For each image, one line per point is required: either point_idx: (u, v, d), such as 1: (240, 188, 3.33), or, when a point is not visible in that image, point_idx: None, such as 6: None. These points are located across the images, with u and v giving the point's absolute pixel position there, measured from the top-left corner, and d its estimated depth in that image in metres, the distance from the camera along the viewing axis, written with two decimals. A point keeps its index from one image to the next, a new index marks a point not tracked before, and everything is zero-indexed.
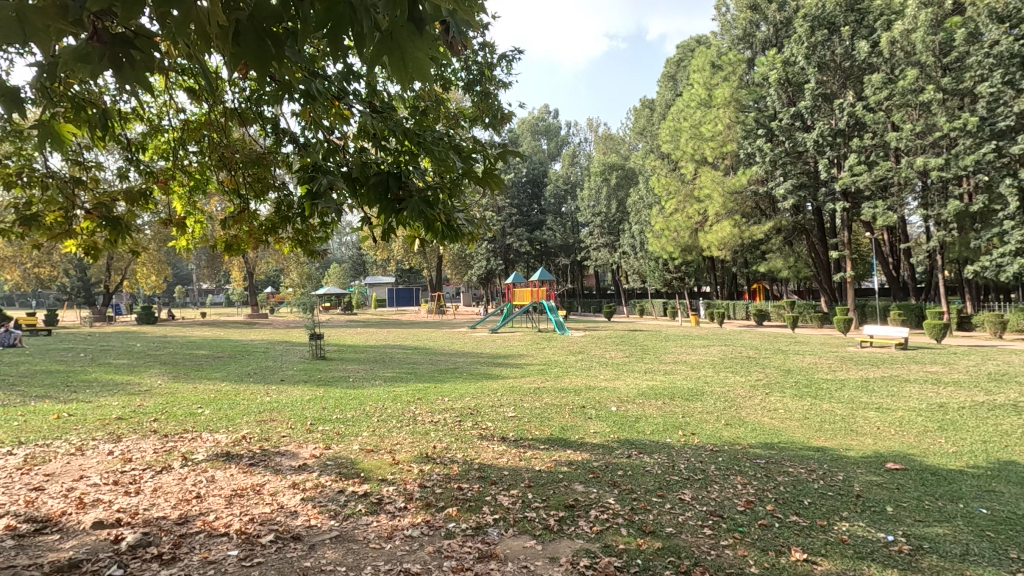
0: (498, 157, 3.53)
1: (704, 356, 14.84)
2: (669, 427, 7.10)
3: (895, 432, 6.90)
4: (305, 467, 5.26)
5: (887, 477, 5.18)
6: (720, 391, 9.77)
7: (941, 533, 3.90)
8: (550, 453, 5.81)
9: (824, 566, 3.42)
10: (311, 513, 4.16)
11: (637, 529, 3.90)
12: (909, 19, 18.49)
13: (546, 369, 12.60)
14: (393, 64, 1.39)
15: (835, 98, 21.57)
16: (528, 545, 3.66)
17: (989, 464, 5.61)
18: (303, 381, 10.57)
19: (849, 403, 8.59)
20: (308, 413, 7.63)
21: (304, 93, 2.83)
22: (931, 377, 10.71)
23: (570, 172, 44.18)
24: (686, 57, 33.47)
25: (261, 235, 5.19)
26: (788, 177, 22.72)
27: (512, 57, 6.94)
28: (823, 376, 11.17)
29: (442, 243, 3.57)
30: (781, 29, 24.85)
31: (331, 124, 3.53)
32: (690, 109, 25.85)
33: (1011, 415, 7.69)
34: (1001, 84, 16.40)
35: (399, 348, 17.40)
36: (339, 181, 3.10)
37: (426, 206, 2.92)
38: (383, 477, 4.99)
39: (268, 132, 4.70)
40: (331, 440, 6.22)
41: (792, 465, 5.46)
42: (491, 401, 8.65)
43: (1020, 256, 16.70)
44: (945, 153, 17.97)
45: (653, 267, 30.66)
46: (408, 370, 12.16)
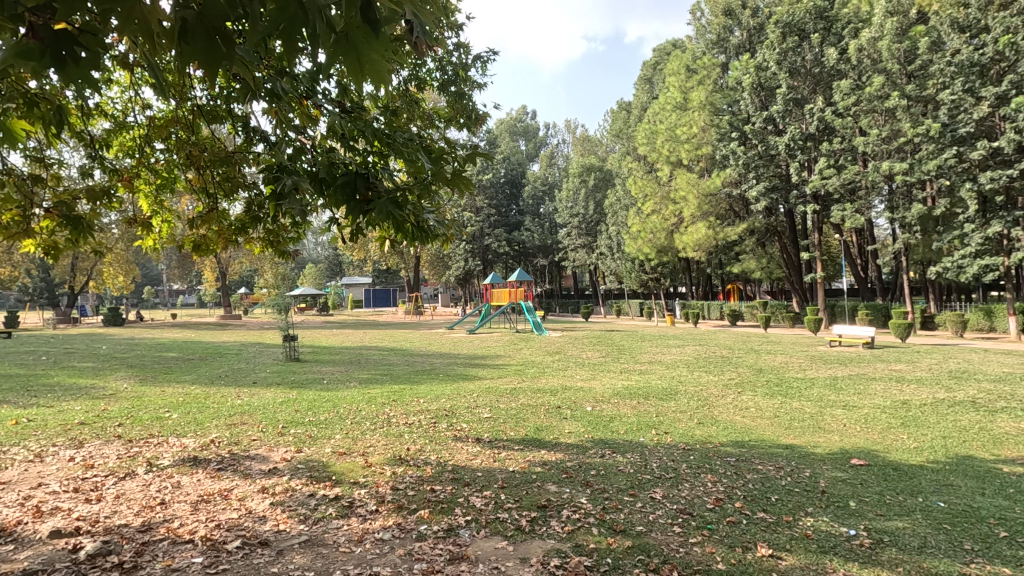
0: (468, 157, 3.54)
1: (678, 356, 15.02)
2: (643, 426, 7.18)
3: (861, 429, 7.08)
4: (275, 470, 5.18)
5: (851, 473, 5.32)
6: (693, 391, 9.89)
7: (900, 526, 4.02)
8: (524, 453, 5.84)
9: (788, 561, 3.49)
10: (279, 517, 4.10)
11: (608, 528, 3.93)
12: (876, 28, 19.29)
13: (523, 370, 12.63)
14: (349, 66, 1.39)
15: (806, 102, 22.03)
16: (500, 546, 3.67)
17: (948, 459, 5.79)
18: (276, 383, 10.43)
19: (818, 401, 8.80)
20: (280, 416, 7.52)
21: (268, 92, 2.78)
22: (896, 376, 11.01)
23: (548, 173, 44.40)
24: (662, 60, 34.00)
25: (230, 236, 5.10)
26: (760, 180, 23.15)
27: (486, 58, 6.94)
28: (794, 375, 11.41)
29: (412, 244, 3.56)
30: (754, 34, 25.34)
31: (299, 123, 3.49)
32: (665, 112, 26.14)
33: (968, 411, 7.97)
34: (962, 92, 16.82)
35: (376, 349, 17.24)
36: (307, 182, 3.07)
37: (394, 207, 2.92)
38: (355, 480, 4.93)
39: (238, 131, 4.61)
40: (303, 443, 6.13)
41: (760, 463, 5.57)
42: (467, 402, 8.64)
43: (979, 257, 17.30)
44: (909, 158, 18.55)
45: (630, 267, 30.97)
46: (383, 372, 12.05)
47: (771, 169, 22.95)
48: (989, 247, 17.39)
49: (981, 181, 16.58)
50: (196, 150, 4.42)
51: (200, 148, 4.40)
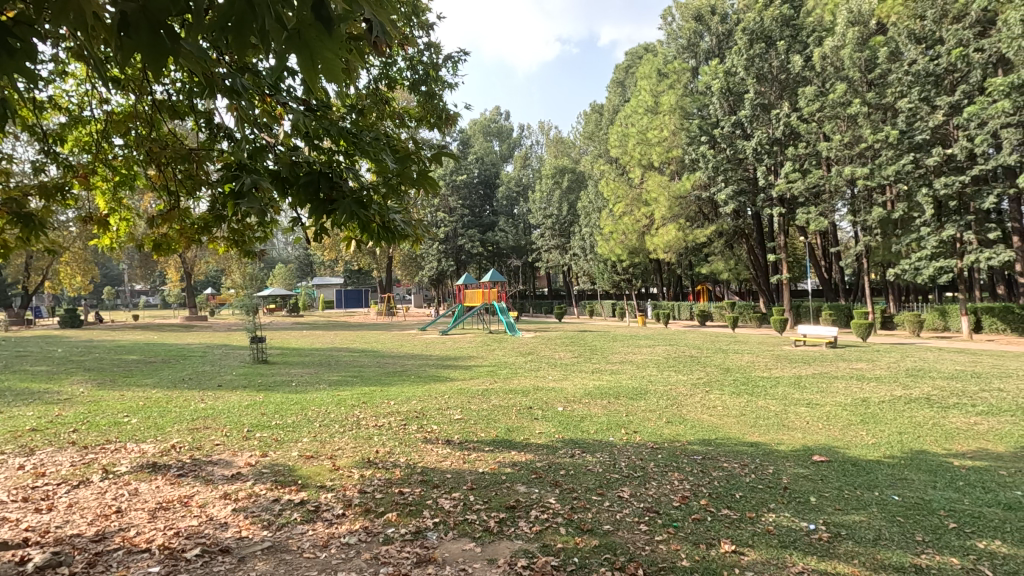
0: (434, 156, 3.51)
1: (648, 356, 15.22)
2: (613, 426, 7.23)
3: (822, 427, 7.29)
4: (238, 476, 5.05)
5: (813, 468, 5.48)
6: (663, 390, 10.04)
7: (857, 520, 4.16)
8: (495, 454, 5.84)
9: (750, 556, 3.57)
10: (242, 523, 4.01)
11: (575, 527, 3.96)
12: (839, 37, 19.88)
13: (494, 371, 12.58)
14: (303, 65, 1.35)
15: (772, 108, 22.58)
16: (468, 547, 3.66)
17: (903, 454, 6.02)
18: (242, 385, 10.20)
19: (782, 399, 9.03)
20: (246, 419, 7.35)
21: (226, 89, 2.68)
22: (856, 373, 11.41)
23: (522, 174, 44.56)
24: (634, 64, 34.58)
25: (194, 235, 4.94)
26: (728, 183, 23.62)
27: (458, 58, 6.85)
28: (759, 374, 11.67)
29: (378, 245, 3.51)
30: (723, 40, 25.89)
31: (262, 121, 3.41)
32: (637, 115, 26.48)
33: (923, 408, 8.29)
34: (919, 100, 17.42)
35: (346, 351, 16.97)
36: (266, 180, 3.01)
37: (358, 208, 2.89)
38: (321, 483, 4.85)
39: (202, 127, 4.49)
40: (269, 447, 6.01)
41: (726, 461, 5.69)
42: (438, 404, 8.60)
43: (935, 260, 17.99)
44: (870, 163, 19.18)
45: (602, 268, 31.32)
46: (354, 374, 11.89)
47: (739, 173, 23.48)
48: (944, 251, 18.13)
49: (936, 186, 17.27)
50: (156, 146, 4.24)
51: (161, 145, 4.23)
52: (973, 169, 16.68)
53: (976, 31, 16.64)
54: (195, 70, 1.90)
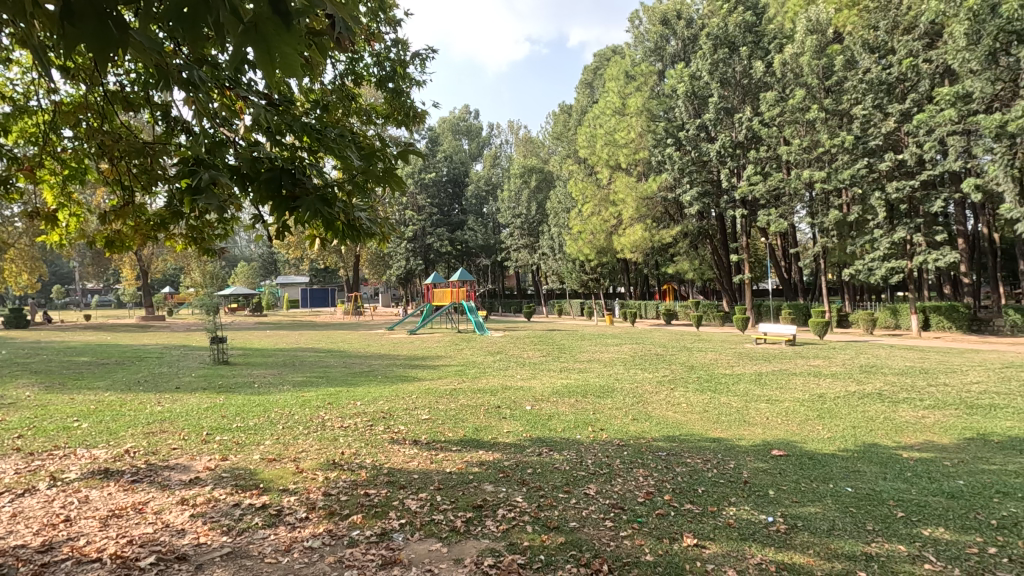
0: (400, 153, 3.46)
1: (615, 354, 15.43)
2: (580, 424, 7.30)
3: (781, 422, 7.53)
4: (196, 480, 4.90)
5: (772, 463, 5.65)
6: (629, 388, 10.22)
7: (813, 512, 4.30)
8: (461, 453, 5.83)
9: (711, 549, 3.66)
10: (200, 530, 3.89)
11: (542, 525, 3.99)
12: (798, 44, 20.44)
13: (463, 371, 12.54)
14: (259, 57, 1.32)
15: (735, 112, 23.16)
16: (434, 548, 3.64)
17: (856, 447, 6.27)
18: (201, 388, 9.89)
19: (743, 396, 9.28)
20: (205, 422, 7.12)
21: (182, 81, 2.58)
22: (814, 370, 11.82)
23: (492, 173, 44.56)
24: (602, 65, 35.05)
25: (149, 231, 4.76)
26: (693, 185, 24.03)
27: (425, 55, 6.78)
28: (722, 371, 11.97)
29: (342, 243, 3.45)
30: (688, 45, 26.38)
31: (221, 116, 3.30)
32: (605, 116, 26.80)
33: (875, 402, 8.65)
34: (872, 107, 18.15)
35: (312, 351, 16.66)
36: (224, 176, 2.93)
37: (322, 206, 2.83)
38: (285, 487, 4.75)
39: (157, 120, 4.32)
40: (230, 450, 5.84)
41: (689, 457, 5.81)
42: (406, 404, 8.52)
43: (887, 260, 18.77)
44: (827, 167, 19.87)
45: (571, 268, 31.60)
46: (319, 374, 11.67)
47: (703, 175, 24.00)
48: (895, 252, 18.96)
49: (888, 190, 18.03)
50: (109, 138, 4.05)
51: (113, 137, 4.05)
52: (922, 174, 17.52)
53: (925, 42, 17.44)
54: (145, 58, 1.83)
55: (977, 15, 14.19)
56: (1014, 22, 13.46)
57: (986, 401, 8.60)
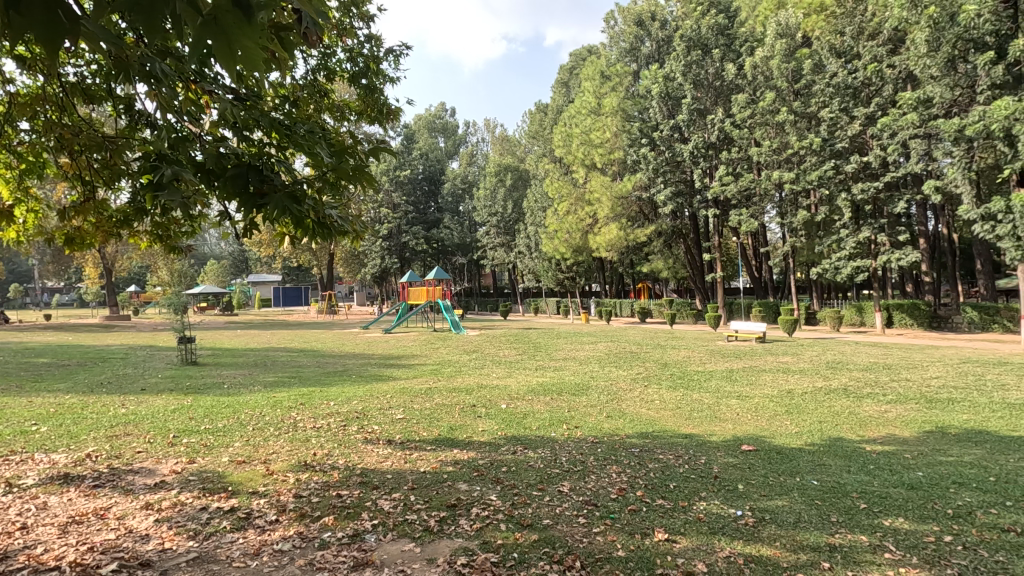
0: (371, 150, 3.40)
1: (591, 352, 15.57)
2: (555, 422, 7.34)
3: (751, 418, 7.69)
4: (161, 484, 4.77)
5: (741, 458, 5.76)
6: (604, 385, 10.31)
7: (780, 505, 4.41)
8: (436, 453, 5.80)
9: (681, 544, 3.72)
10: (165, 535, 3.79)
11: (516, 523, 4.00)
12: (768, 48, 20.89)
13: (438, 369, 12.49)
14: (217, 50, 1.29)
15: (708, 113, 23.54)
16: (407, 548, 3.62)
17: (822, 441, 6.44)
18: (168, 389, 9.63)
19: (715, 393, 9.46)
20: (171, 425, 6.93)
21: (143, 73, 2.50)
22: (783, 367, 12.11)
23: (468, 172, 44.47)
24: (578, 65, 35.32)
25: (112, 228, 4.61)
26: (667, 185, 24.30)
27: (399, 52, 6.70)
28: (694, 368, 12.17)
29: (314, 241, 3.38)
30: (662, 46, 26.65)
31: (186, 109, 3.20)
32: (581, 116, 26.95)
33: (841, 398, 8.90)
34: (839, 111, 18.68)
35: (284, 351, 16.37)
36: (187, 172, 2.83)
37: (292, 203, 2.78)
38: (254, 489, 4.66)
39: (121, 114, 4.17)
40: (197, 453, 5.71)
41: (661, 453, 5.90)
42: (380, 404, 8.43)
43: (853, 259, 19.31)
44: (795, 168, 20.34)
45: (547, 266, 31.75)
46: (291, 374, 11.47)
47: (677, 175, 24.26)
48: (860, 251, 19.53)
49: (854, 192, 18.59)
50: (68, 132, 3.90)
51: (73, 130, 3.89)
52: (885, 176, 18.11)
53: (888, 48, 17.96)
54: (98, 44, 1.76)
55: (937, 23, 14.56)
56: (971, 30, 13.89)
57: (945, 395, 8.93)
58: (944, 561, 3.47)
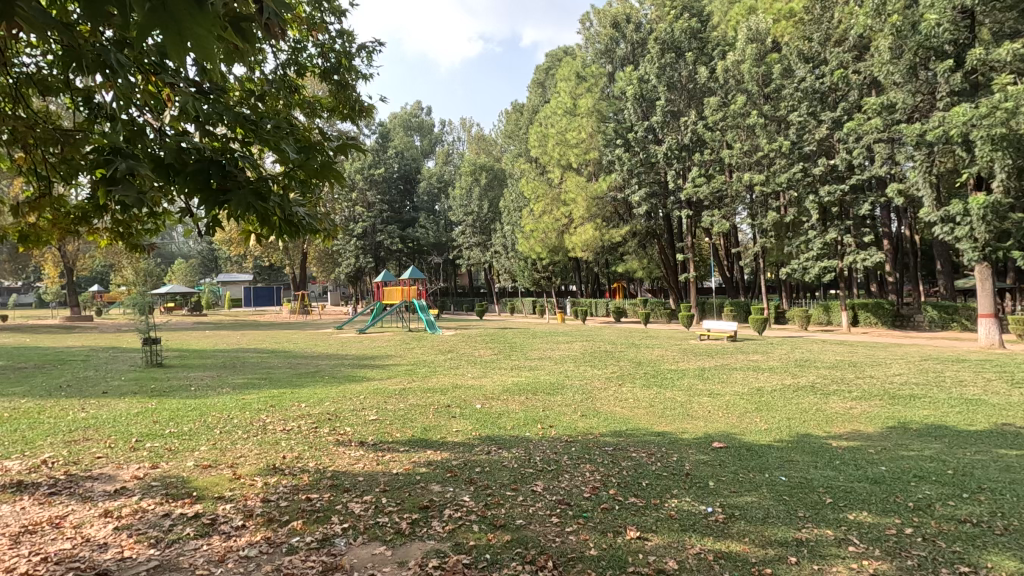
0: (338, 147, 3.33)
1: (566, 351, 15.63)
2: (530, 421, 7.35)
3: (722, 415, 7.82)
4: (122, 490, 4.61)
5: (712, 455, 5.85)
6: (579, 384, 10.38)
7: (749, 501, 4.48)
8: (409, 454, 5.74)
9: (653, 541, 3.75)
10: (125, 543, 3.66)
11: (488, 524, 3.97)
12: (739, 52, 21.33)
13: (413, 370, 12.39)
14: (168, 39, 1.23)
15: (681, 115, 23.87)
16: (378, 552, 3.56)
17: (790, 438, 6.58)
18: (131, 392, 9.33)
19: (687, 391, 9.60)
20: (134, 429, 6.70)
21: (98, 63, 2.40)
22: (753, 364, 12.37)
23: (444, 171, 44.44)
24: (554, 66, 35.51)
25: (69, 226, 4.43)
26: (642, 186, 24.51)
27: (372, 48, 6.61)
28: (668, 367, 12.33)
29: (280, 239, 3.30)
30: (637, 48, 26.89)
31: (144, 103, 3.08)
32: (557, 116, 27.05)
33: (808, 395, 9.12)
34: (807, 115, 19.16)
35: (255, 352, 16.03)
36: (145, 167, 2.73)
37: (256, 200, 2.71)
38: (219, 494, 4.53)
39: (79, 106, 4.00)
40: (161, 458, 5.53)
41: (634, 451, 5.95)
42: (353, 405, 8.31)
43: (820, 260, 19.82)
44: (765, 170, 20.79)
45: (523, 266, 31.84)
46: (262, 376, 11.24)
47: (652, 176, 24.49)
48: (827, 252, 20.07)
49: (821, 194, 19.10)
50: (21, 124, 3.71)
51: (27, 123, 3.72)
52: (851, 179, 18.66)
53: (853, 55, 18.47)
54: (38, 22, 1.67)
55: (899, 31, 14.95)
56: (932, 39, 14.24)
57: (907, 391, 9.22)
58: (905, 553, 3.57)
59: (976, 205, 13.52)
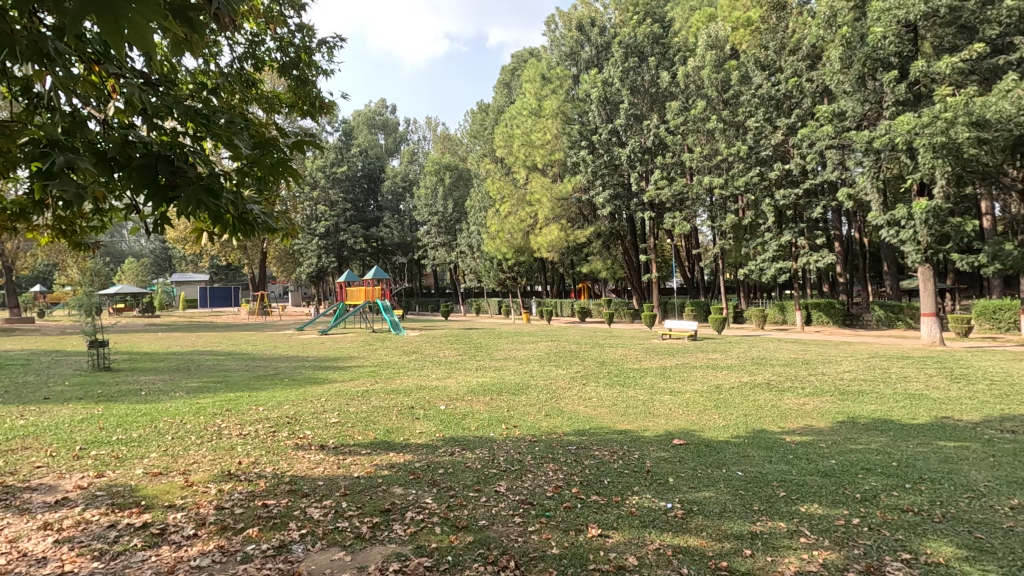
0: (293, 143, 3.25)
1: (531, 351, 15.70)
2: (494, 422, 7.35)
3: (682, 412, 8.00)
4: (64, 501, 4.38)
5: (672, 451, 5.97)
6: (543, 384, 10.44)
7: (707, 496, 4.59)
8: (371, 457, 5.64)
9: (614, 538, 3.79)
10: (67, 557, 3.48)
11: (451, 525, 3.95)
12: (699, 58, 21.85)
13: (376, 371, 12.20)
14: (106, 30, 1.19)
15: (644, 118, 24.28)
16: (337, 557, 3.49)
17: (746, 434, 6.78)
18: (76, 397, 8.87)
19: (649, 389, 9.78)
20: (78, 436, 6.37)
21: (35, 51, 2.28)
22: (712, 363, 12.71)
23: (409, 170, 44.12)
24: (520, 67, 35.76)
25: (5, 223, 4.16)
26: (606, 187, 24.80)
27: (333, 44, 6.48)
28: (631, 366, 12.52)
29: (233, 237, 3.21)
30: (601, 52, 27.23)
31: (86, 92, 2.93)
32: (522, 117, 27.16)
33: (765, 391, 9.41)
34: (763, 121, 19.80)
35: (211, 354, 15.53)
36: (88, 162, 2.60)
37: (207, 197, 2.63)
38: (170, 503, 4.36)
39: (15, 96, 3.77)
40: (106, 466, 5.27)
41: (597, 449, 6.02)
42: (314, 408, 8.12)
43: (776, 261, 20.50)
44: (724, 174, 21.38)
45: (488, 267, 31.86)
46: (217, 378, 10.87)
47: (615, 178, 24.81)
48: (782, 254, 20.78)
49: (777, 198, 19.80)
50: None
51: None
52: (805, 183, 19.39)
53: (807, 64, 19.17)
54: None
55: (849, 42, 15.70)
56: (879, 51, 14.96)
57: (856, 387, 9.65)
58: (852, 542, 3.72)
59: (919, 209, 14.26)
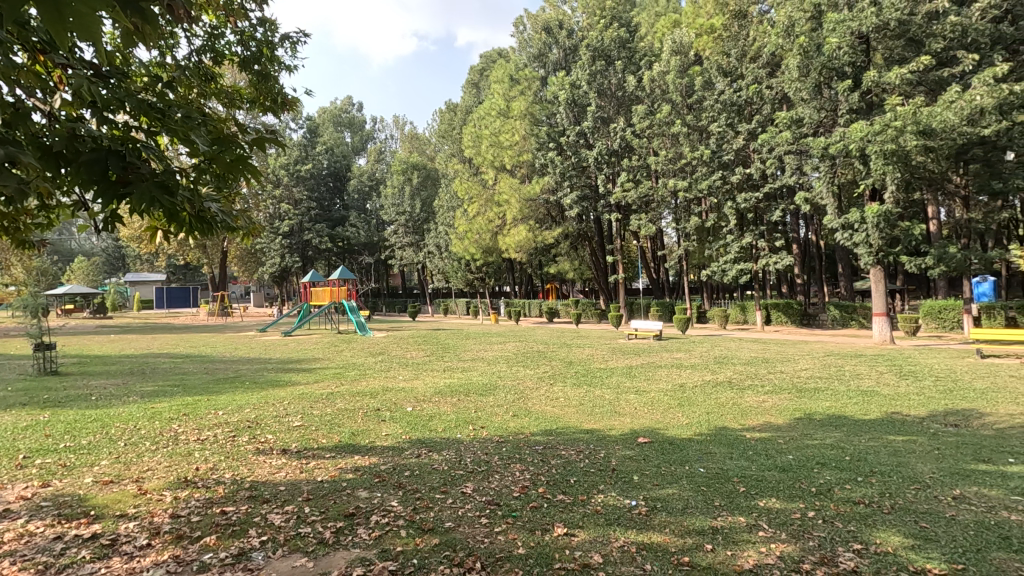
0: (253, 139, 3.16)
1: (499, 352, 15.69)
2: (461, 423, 7.31)
3: (647, 411, 8.12)
4: (6, 513, 4.15)
5: (637, 450, 6.05)
6: (511, 384, 10.44)
7: (670, 493, 4.67)
8: (335, 460, 5.54)
9: (579, 537, 3.83)
10: (8, 571, 3.30)
11: (417, 528, 3.92)
12: (664, 63, 22.20)
13: (341, 373, 11.97)
14: (49, 21, 1.13)
15: (610, 121, 24.58)
16: (298, 564, 3.41)
17: (710, 431, 6.94)
18: (19, 404, 8.41)
19: (615, 388, 9.90)
20: (21, 444, 6.05)
21: None
22: (677, 362, 12.95)
23: (376, 169, 43.50)
24: (488, 67, 35.77)
25: None
26: (573, 189, 25.01)
27: (296, 39, 6.32)
28: (597, 365, 12.65)
29: (189, 235, 3.10)
30: (569, 54, 27.43)
31: (29, 82, 2.76)
32: (490, 117, 27.11)
33: (727, 389, 9.66)
34: (726, 126, 20.29)
35: (167, 356, 15.00)
36: (30, 155, 2.46)
37: (162, 193, 2.53)
38: (122, 512, 4.18)
39: None
40: (52, 475, 5.03)
41: (564, 449, 6.06)
42: (276, 411, 7.92)
43: (737, 262, 21.03)
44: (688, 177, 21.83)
45: (456, 267, 31.78)
46: (174, 383, 10.49)
47: (583, 180, 25.02)
48: (744, 255, 21.33)
49: (738, 201, 20.35)
50: None
51: None
52: (764, 187, 19.97)
53: (766, 71, 19.73)
54: None
55: (806, 52, 16.18)
56: (834, 60, 15.51)
57: (812, 384, 9.99)
58: (807, 535, 3.85)
59: (871, 214, 14.86)
